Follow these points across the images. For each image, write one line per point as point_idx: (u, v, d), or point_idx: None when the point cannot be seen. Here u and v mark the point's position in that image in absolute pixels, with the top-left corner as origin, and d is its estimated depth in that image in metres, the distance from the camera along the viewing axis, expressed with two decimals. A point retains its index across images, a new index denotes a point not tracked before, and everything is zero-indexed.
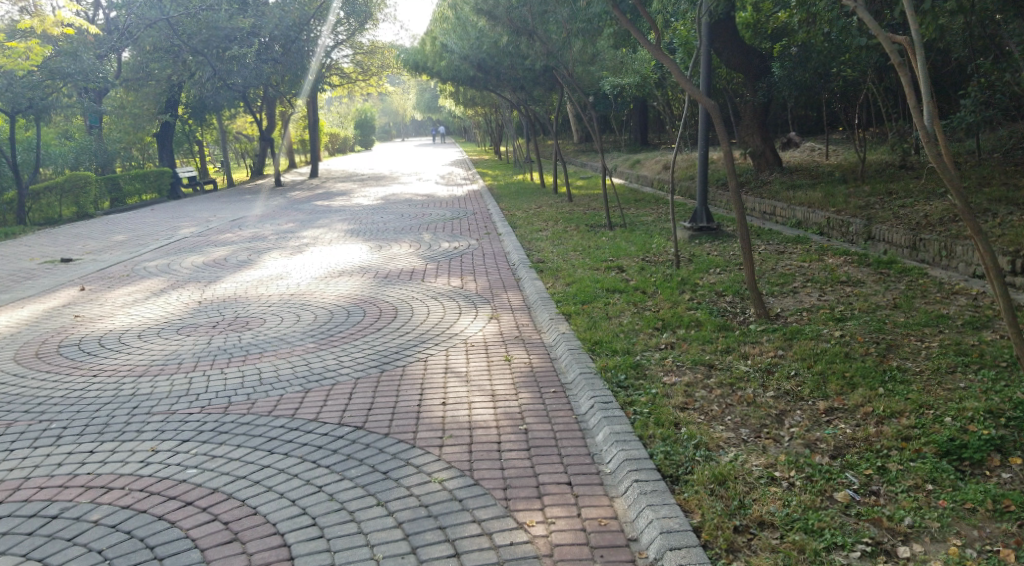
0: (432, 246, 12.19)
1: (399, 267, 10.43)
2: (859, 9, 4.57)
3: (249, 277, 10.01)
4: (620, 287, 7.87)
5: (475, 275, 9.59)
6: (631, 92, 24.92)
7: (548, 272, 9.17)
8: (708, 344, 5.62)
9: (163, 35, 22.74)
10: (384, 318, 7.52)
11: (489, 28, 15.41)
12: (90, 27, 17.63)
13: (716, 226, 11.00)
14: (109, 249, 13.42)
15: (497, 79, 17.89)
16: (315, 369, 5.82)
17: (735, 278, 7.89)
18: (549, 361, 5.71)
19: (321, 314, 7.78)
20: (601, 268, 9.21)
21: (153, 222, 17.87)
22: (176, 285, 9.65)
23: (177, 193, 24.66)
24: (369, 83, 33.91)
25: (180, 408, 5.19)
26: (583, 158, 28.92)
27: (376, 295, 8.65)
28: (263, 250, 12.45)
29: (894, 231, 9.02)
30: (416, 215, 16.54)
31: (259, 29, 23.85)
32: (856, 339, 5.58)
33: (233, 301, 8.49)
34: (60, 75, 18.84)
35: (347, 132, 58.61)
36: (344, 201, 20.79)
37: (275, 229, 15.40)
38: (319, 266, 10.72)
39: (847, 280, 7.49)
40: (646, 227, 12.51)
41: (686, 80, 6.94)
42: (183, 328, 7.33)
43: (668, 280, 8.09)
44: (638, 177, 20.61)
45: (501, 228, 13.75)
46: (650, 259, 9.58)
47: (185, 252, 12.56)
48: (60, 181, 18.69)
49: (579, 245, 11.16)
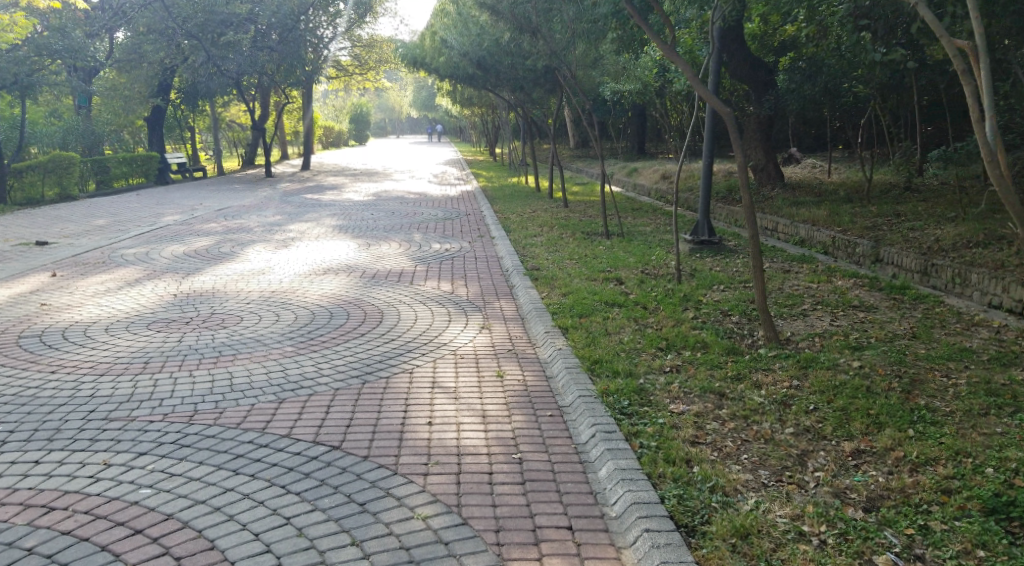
0: (423, 247, 11.77)
1: (388, 267, 9.99)
2: (918, 6, 4.28)
3: (229, 270, 9.55)
4: (619, 300, 7.46)
5: (466, 280, 9.15)
6: (631, 99, 24.60)
7: (543, 281, 8.77)
8: (717, 369, 5.22)
9: (158, 17, 22.48)
10: (368, 322, 7.08)
11: (493, 24, 15.02)
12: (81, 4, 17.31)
13: (717, 240, 10.61)
14: (85, 234, 12.94)
15: (497, 80, 17.52)
16: (290, 377, 5.38)
17: (741, 296, 7.50)
18: (545, 379, 5.29)
19: (302, 314, 7.34)
20: (598, 279, 8.81)
21: (136, 206, 17.39)
22: (152, 276, 9.17)
23: (165, 178, 24.22)
24: (367, 76, 33.48)
25: (142, 415, 4.74)
26: (580, 164, 28.60)
27: (362, 296, 8.21)
28: (246, 242, 12.00)
29: (904, 255, 8.64)
30: (407, 214, 16.12)
31: (255, 17, 23.45)
32: (877, 371, 5.18)
33: (209, 296, 8.04)
34: (47, 51, 18.91)
35: (341, 126, 58.20)
36: (334, 196, 20.36)
37: (261, 221, 14.91)
38: (303, 262, 10.27)
39: (859, 304, 7.10)
40: (644, 238, 12.13)
41: (698, 82, 6.61)
42: (153, 323, 6.89)
43: (670, 295, 7.68)
44: (636, 186, 20.24)
45: (495, 231, 13.35)
46: (650, 272, 9.18)
47: (164, 241, 12.09)
48: (44, 161, 18.16)
49: (576, 253, 10.78)
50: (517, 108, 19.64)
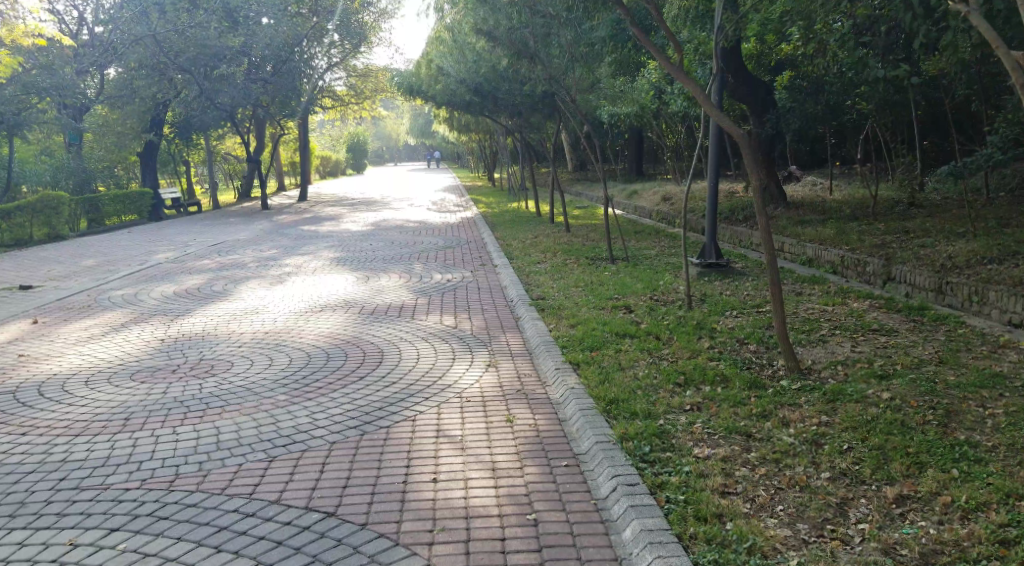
0: (424, 278, 11.50)
1: (387, 301, 9.70)
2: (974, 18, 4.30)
3: (222, 310, 9.28)
4: (630, 331, 7.17)
5: (470, 312, 8.85)
6: (629, 120, 24.44)
7: (550, 311, 8.47)
8: (740, 406, 4.94)
9: (150, 52, 21.46)
10: (367, 364, 6.79)
11: (488, 51, 14.87)
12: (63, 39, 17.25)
13: (725, 263, 10.33)
14: (75, 276, 12.64)
15: (494, 105, 17.34)
16: (283, 429, 5.12)
17: (756, 322, 7.20)
18: (557, 423, 5.00)
19: (297, 357, 7.07)
20: (607, 308, 8.52)
21: (129, 245, 17.11)
22: (142, 319, 8.89)
23: (158, 214, 24.06)
24: (363, 106, 33.37)
25: (116, 483, 4.49)
26: (579, 187, 28.40)
27: (360, 335, 7.92)
28: (241, 279, 11.72)
29: (916, 273, 8.33)
30: (407, 244, 15.86)
31: (249, 49, 23.42)
32: (908, 404, 4.86)
33: (200, 340, 7.76)
34: (35, 90, 18.85)
35: (338, 156, 58.16)
36: (332, 226, 20.11)
37: (257, 256, 14.65)
38: (300, 298, 9.98)
39: (880, 328, 6.80)
40: (649, 262, 11.85)
41: (712, 106, 6.42)
42: (138, 373, 6.61)
43: (682, 323, 7.39)
44: (637, 209, 20.02)
45: (497, 259, 13.07)
46: (658, 299, 8.90)
47: (157, 280, 11.81)
48: (32, 201, 17.89)
49: (582, 280, 10.49)
50: (514, 133, 19.47)
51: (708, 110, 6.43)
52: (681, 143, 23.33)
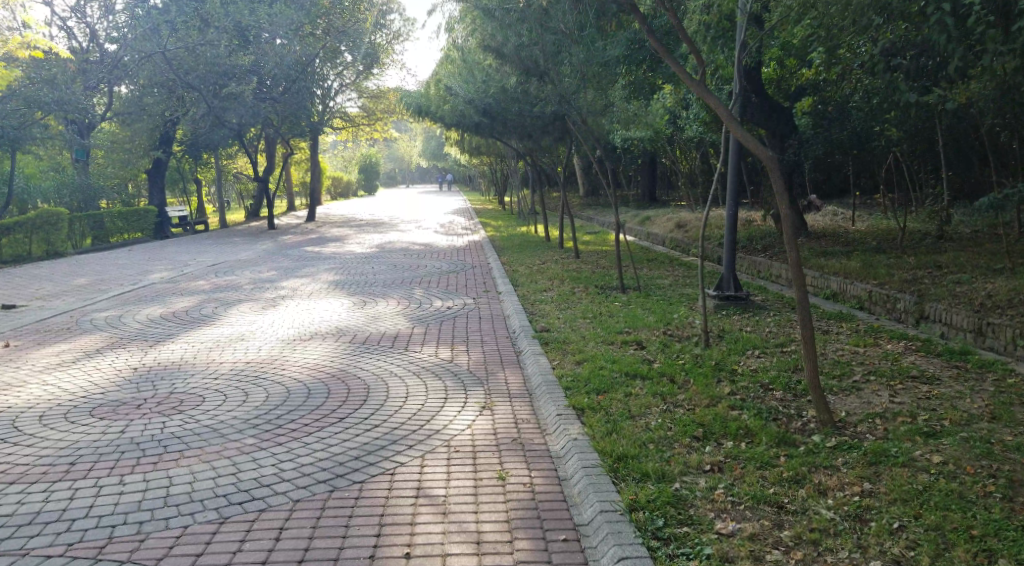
0: (423, 304, 10.90)
1: (381, 329, 9.08)
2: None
3: (206, 337, 8.66)
4: (642, 370, 6.52)
5: (469, 345, 8.19)
6: (642, 144, 23.92)
7: (554, 345, 7.81)
8: (768, 469, 4.31)
9: (159, 69, 21.24)
10: (350, 403, 6.14)
11: (497, 69, 14.37)
12: (64, 52, 16.70)
13: (745, 295, 9.68)
14: (62, 295, 12.07)
15: (504, 126, 16.80)
16: (243, 482, 4.47)
17: (781, 364, 6.54)
18: (555, 482, 4.35)
19: (276, 392, 6.45)
20: (616, 343, 7.86)
21: (126, 263, 16.59)
22: (118, 345, 8.28)
23: (163, 233, 23.59)
24: (375, 127, 33.00)
25: (41, 547, 3.84)
26: (589, 212, 27.83)
27: (347, 367, 7.29)
28: (234, 302, 11.14)
29: (953, 312, 7.64)
30: (410, 267, 15.28)
31: (260, 67, 22.95)
32: (963, 470, 4.22)
33: (176, 371, 7.15)
34: (37, 104, 18.15)
35: (351, 177, 58.01)
36: (337, 248, 19.57)
37: (254, 277, 14.08)
38: (290, 325, 9.36)
39: (919, 375, 6.11)
40: (663, 292, 11.21)
41: (735, 123, 5.82)
42: (100, 410, 6.00)
43: (698, 363, 6.74)
44: (649, 236, 19.39)
45: (501, 285, 12.46)
46: (672, 334, 8.23)
47: (145, 302, 11.24)
48: (34, 217, 17.41)
49: (590, 310, 9.85)
50: (524, 155, 18.95)
51: (731, 130, 5.85)
52: (694, 171, 22.77)
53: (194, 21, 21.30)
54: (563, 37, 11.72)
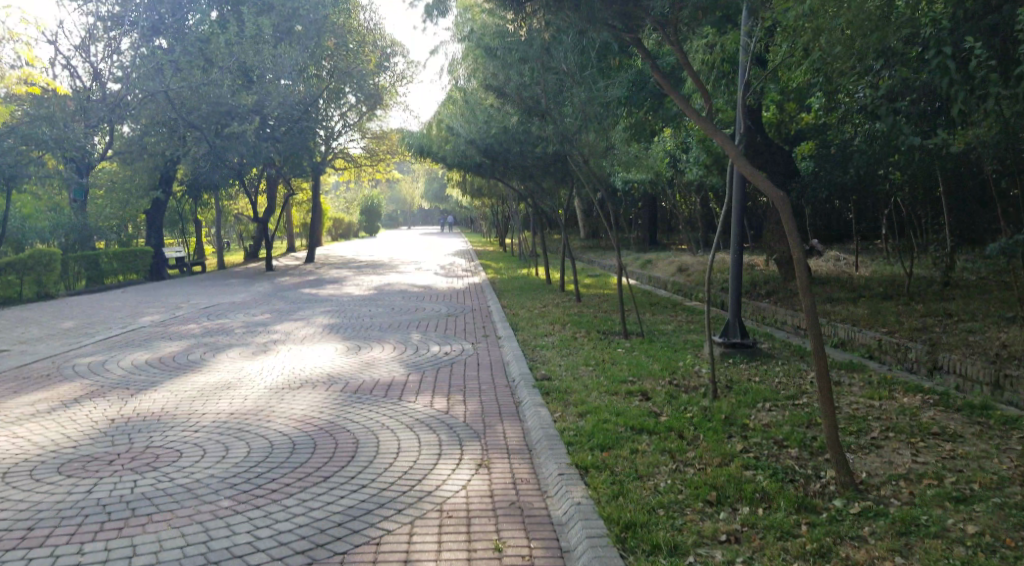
0: (419, 350, 10.56)
1: (374, 377, 8.72)
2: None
3: (191, 385, 8.31)
4: (648, 425, 6.17)
5: (465, 395, 7.80)
6: (643, 187, 23.81)
7: (555, 396, 7.43)
8: (791, 540, 3.95)
9: (161, 109, 20.91)
10: (336, 460, 5.77)
11: (499, 110, 14.22)
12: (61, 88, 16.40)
13: (752, 342, 9.35)
14: (50, 338, 11.74)
15: (505, 169, 16.63)
16: (215, 554, 4.10)
17: (794, 420, 6.22)
18: (557, 554, 4.00)
19: (259, 447, 6.08)
20: (619, 394, 7.50)
21: (120, 305, 16.29)
22: (96, 394, 7.90)
23: (160, 274, 23.34)
24: (377, 169, 32.97)
25: None
26: (591, 255, 27.59)
27: (337, 418, 6.93)
28: (224, 347, 10.81)
29: (968, 363, 7.27)
30: (408, 310, 14.98)
31: (262, 108, 22.76)
32: (1003, 542, 3.85)
33: (156, 423, 6.79)
34: (34, 141, 17.48)
35: (352, 219, 58.09)
36: (335, 289, 19.31)
37: (247, 321, 13.77)
38: (280, 372, 9.01)
39: (941, 432, 5.72)
40: (667, 338, 10.87)
41: (741, 160, 5.56)
42: (68, 467, 5.65)
43: (707, 417, 6.40)
44: (650, 279, 19.11)
45: (501, 330, 12.14)
46: (679, 385, 7.87)
47: (132, 347, 10.90)
48: (28, 257, 17.15)
49: (592, 357, 9.51)
50: (526, 198, 18.77)
51: (740, 170, 5.57)
52: (696, 214, 22.61)
53: (198, 61, 21.34)
54: (563, 79, 11.55)
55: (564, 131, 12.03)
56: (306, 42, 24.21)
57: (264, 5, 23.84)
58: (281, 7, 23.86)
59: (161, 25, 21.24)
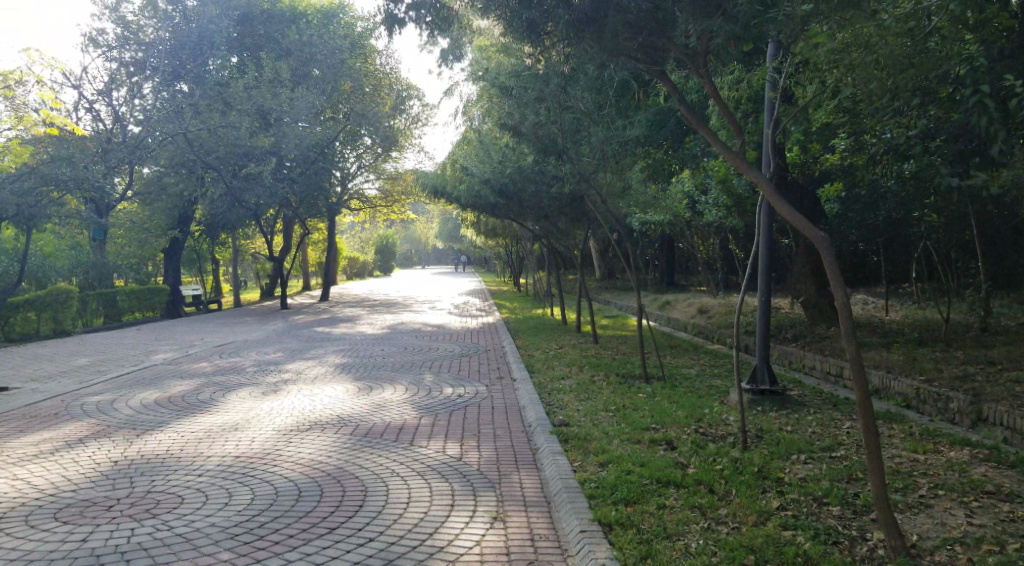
0: (432, 391, 10.21)
1: (385, 420, 8.37)
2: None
3: (199, 425, 7.97)
4: (674, 477, 5.84)
5: (479, 441, 7.42)
6: (660, 227, 23.56)
7: (574, 444, 7.06)
8: None
9: (180, 150, 20.47)
10: (344, 509, 5.42)
11: (515, 149, 14.03)
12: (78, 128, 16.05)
13: (781, 389, 9.20)
14: (59, 376, 11.48)
15: (522, 209, 16.41)
16: None
17: (830, 472, 6.15)
18: None
19: (264, 493, 5.73)
20: (642, 443, 7.15)
21: (132, 343, 16.07)
22: (104, 434, 7.48)
23: (177, 312, 23.21)
24: (392, 210, 32.93)
25: None
26: (606, 296, 27.28)
27: (345, 463, 6.57)
28: (235, 386, 10.52)
29: (1018, 415, 6.85)
30: (422, 350, 14.71)
31: (280, 149, 22.53)
32: None
33: (160, 464, 6.44)
34: (55, 182, 16.62)
35: (367, 258, 58.15)
36: (348, 328, 19.05)
37: (259, 359, 13.50)
38: (288, 413, 8.67)
39: (996, 490, 5.32)
40: (690, 383, 10.50)
41: (776, 197, 5.29)
42: (65, 511, 5.30)
43: (739, 470, 6.22)
44: (670, 321, 18.75)
45: (516, 371, 11.82)
46: (705, 434, 7.55)
47: (142, 385, 10.61)
48: (45, 295, 16.97)
49: (613, 402, 9.14)
50: (542, 238, 18.54)
51: (774, 205, 5.30)
52: (715, 256, 22.31)
53: (216, 103, 21.17)
54: (580, 116, 11.34)
55: (582, 171, 11.80)
56: (323, 84, 24.24)
57: (283, 50, 24.35)
58: (299, 50, 24.18)
59: (183, 69, 21.49)
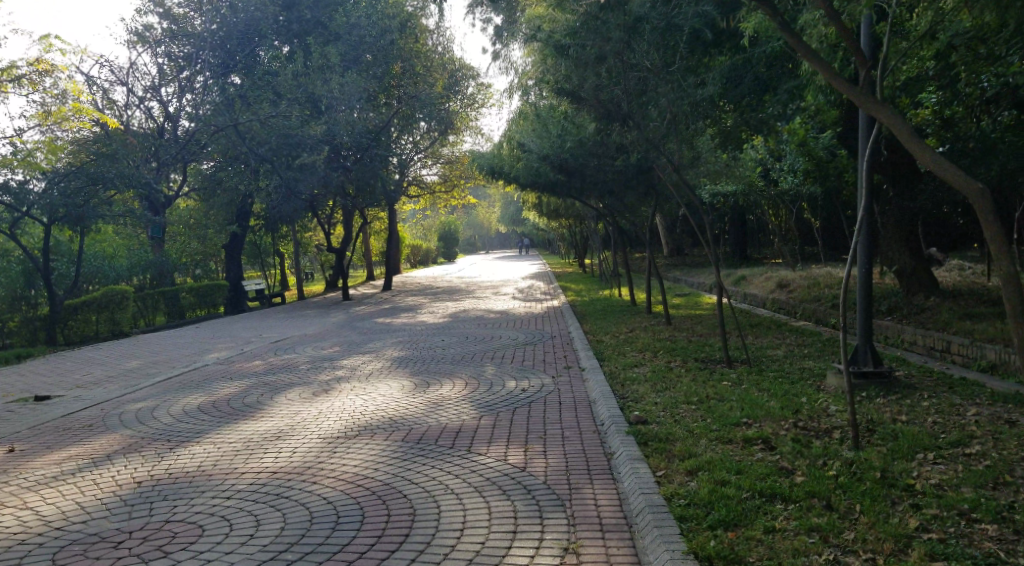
0: (494, 385, 9.38)
1: (440, 421, 7.56)
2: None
3: (239, 432, 7.29)
4: (779, 488, 4.94)
5: (545, 445, 6.51)
6: (732, 199, 22.28)
7: (654, 446, 6.13)
8: None
9: (228, 142, 20.17)
10: (386, 542, 4.56)
11: (574, 117, 13.02)
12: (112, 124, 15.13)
13: (886, 371, 8.18)
14: (108, 381, 11.04)
15: (582, 185, 15.43)
16: None
17: (969, 479, 5.13)
18: None
19: (297, 520, 4.92)
20: (735, 443, 6.18)
21: (189, 342, 15.71)
22: (134, 448, 6.82)
23: (240, 307, 22.97)
24: (451, 195, 32.28)
25: None
26: (678, 272, 26.13)
27: (392, 478, 5.74)
28: (283, 387, 9.89)
29: None
30: (484, 339, 13.94)
31: (331, 138, 21.44)
32: None
33: (186, 484, 5.70)
34: (100, 180, 16.48)
35: (430, 245, 58.20)
36: (408, 318, 18.42)
37: (315, 355, 12.90)
38: (337, 416, 7.93)
39: None
40: (778, 367, 9.43)
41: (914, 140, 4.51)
42: (68, 550, 4.59)
43: (858, 476, 5.25)
44: (747, 297, 17.57)
45: (584, 360, 10.90)
46: (807, 428, 6.55)
47: (187, 388, 10.06)
48: (100, 295, 16.61)
49: (694, 391, 8.16)
50: (606, 215, 17.57)
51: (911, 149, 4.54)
52: (792, 225, 20.98)
53: (267, 93, 21.13)
54: (647, 75, 10.27)
55: (650, 137, 10.80)
56: (375, 70, 23.27)
57: (331, 35, 23.05)
58: (347, 35, 23.00)
59: (232, 62, 21.10)
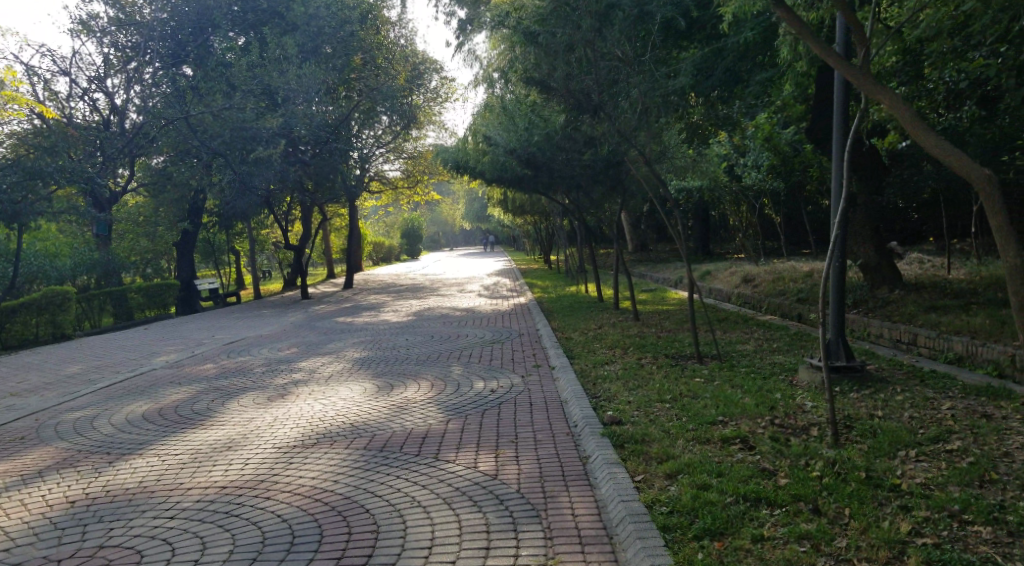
0: (460, 386, 8.99)
1: (404, 425, 7.12)
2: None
3: (186, 443, 6.78)
4: (763, 491, 4.62)
5: (517, 450, 6.12)
6: (698, 193, 22.10)
7: (631, 449, 5.78)
8: None
9: (179, 136, 19.38)
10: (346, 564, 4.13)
11: (540, 108, 12.64)
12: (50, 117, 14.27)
13: (860, 365, 7.94)
14: (46, 388, 10.38)
15: (549, 178, 15.06)
16: None
17: (954, 477, 4.85)
18: None
19: (248, 541, 4.47)
20: (713, 443, 5.86)
21: (138, 344, 15.00)
22: (69, 463, 6.29)
23: (194, 307, 22.22)
24: (414, 191, 31.71)
25: None
26: (643, 268, 25.92)
27: (354, 490, 5.31)
28: (237, 391, 9.36)
29: None
30: (447, 337, 13.51)
31: (288, 131, 20.81)
32: None
33: (124, 502, 5.21)
34: (39, 174, 15.56)
35: (393, 243, 57.50)
36: (369, 317, 17.90)
37: (271, 357, 12.34)
38: (293, 423, 7.44)
39: None
40: (750, 363, 9.16)
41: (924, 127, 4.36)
42: None
43: (842, 476, 4.94)
44: (712, 291, 17.39)
45: (552, 357, 10.54)
46: (784, 426, 6.26)
47: (132, 395, 9.49)
48: (39, 297, 15.80)
49: (667, 390, 7.83)
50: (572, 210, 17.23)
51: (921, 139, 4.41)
52: (758, 219, 20.86)
53: (222, 85, 20.40)
54: (618, 64, 9.93)
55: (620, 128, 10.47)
56: (335, 62, 22.57)
57: (288, 25, 22.41)
58: (305, 26, 22.26)
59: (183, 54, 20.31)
